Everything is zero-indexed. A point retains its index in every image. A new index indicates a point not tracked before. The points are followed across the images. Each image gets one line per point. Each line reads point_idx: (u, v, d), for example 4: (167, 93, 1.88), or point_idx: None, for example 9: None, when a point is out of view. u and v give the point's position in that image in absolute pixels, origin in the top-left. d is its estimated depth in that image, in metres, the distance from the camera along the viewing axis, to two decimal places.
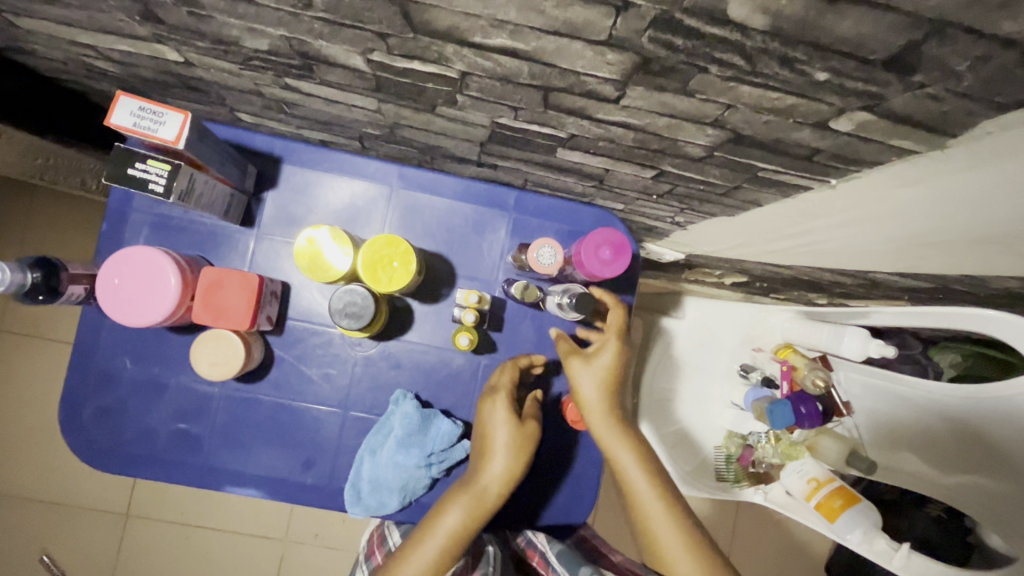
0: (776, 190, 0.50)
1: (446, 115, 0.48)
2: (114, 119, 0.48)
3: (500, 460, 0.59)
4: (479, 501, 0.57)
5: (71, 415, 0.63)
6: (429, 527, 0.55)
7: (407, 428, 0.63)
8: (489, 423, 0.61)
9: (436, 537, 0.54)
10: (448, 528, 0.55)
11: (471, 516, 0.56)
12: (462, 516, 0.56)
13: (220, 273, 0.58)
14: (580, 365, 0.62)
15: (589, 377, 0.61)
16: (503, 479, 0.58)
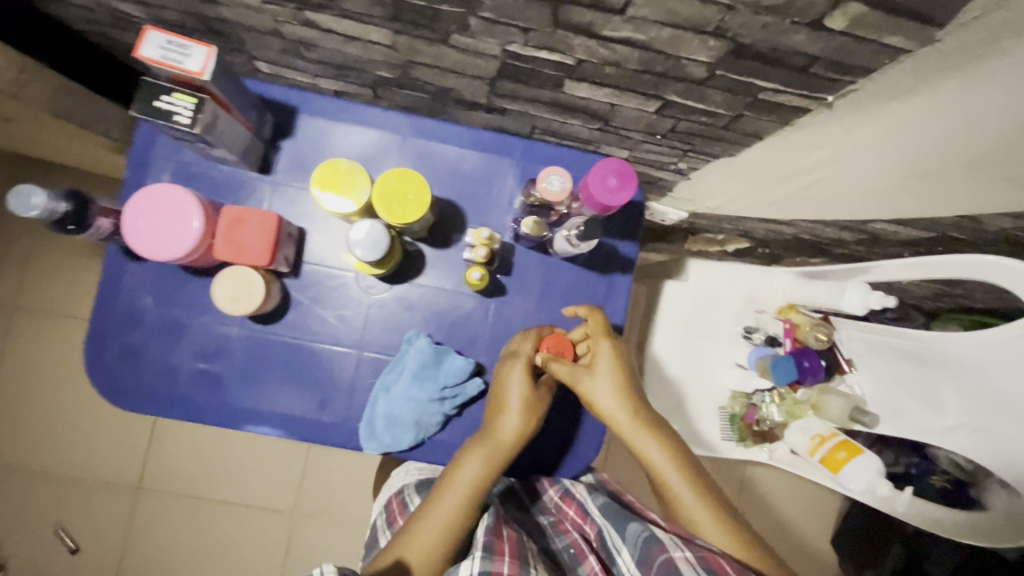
0: (776, 116, 0.52)
1: (460, 46, 0.51)
2: (142, 52, 0.50)
3: (514, 415, 0.63)
4: (496, 453, 0.61)
5: (96, 356, 0.65)
6: (451, 476, 0.60)
7: (421, 362, 0.66)
8: (505, 382, 0.64)
9: (457, 486, 0.59)
10: (468, 478, 0.59)
11: (488, 466, 0.61)
12: (481, 465, 0.60)
13: (243, 211, 0.61)
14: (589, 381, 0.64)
15: (601, 388, 0.64)
16: (515, 434, 0.62)
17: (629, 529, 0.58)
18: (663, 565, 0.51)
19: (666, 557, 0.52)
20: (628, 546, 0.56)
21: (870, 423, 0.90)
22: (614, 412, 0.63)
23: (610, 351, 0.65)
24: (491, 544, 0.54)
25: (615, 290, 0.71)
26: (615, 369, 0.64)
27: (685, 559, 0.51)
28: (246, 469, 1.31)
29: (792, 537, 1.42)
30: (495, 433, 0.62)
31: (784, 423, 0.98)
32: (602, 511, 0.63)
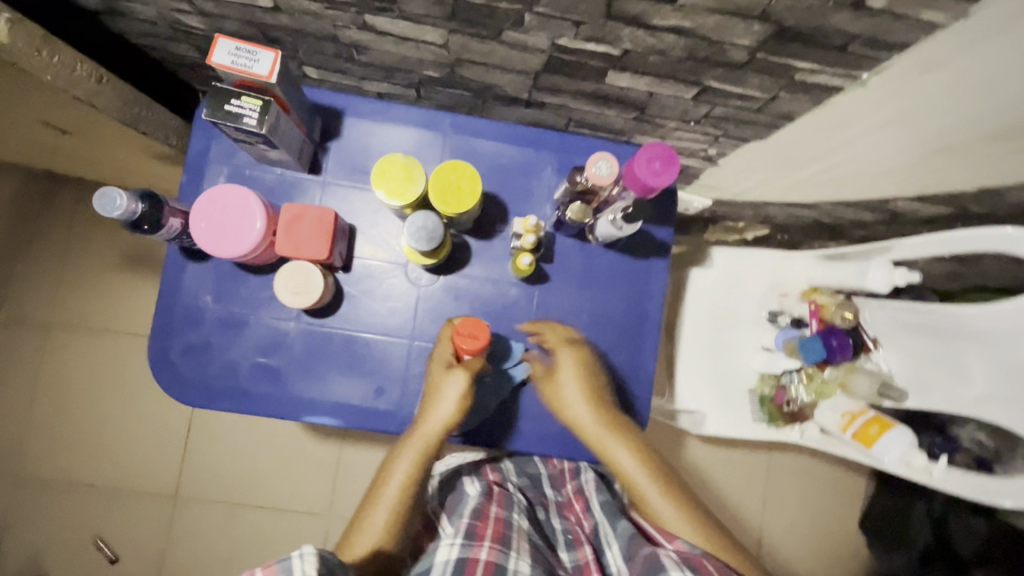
0: (810, 96, 0.55)
1: (511, 42, 0.54)
2: (214, 59, 0.53)
3: (439, 411, 0.63)
4: (424, 450, 0.63)
5: (160, 354, 0.68)
6: (387, 476, 0.63)
7: None
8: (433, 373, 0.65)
9: (393, 483, 0.63)
10: (400, 478, 0.63)
11: (419, 460, 0.63)
12: (410, 463, 0.63)
13: (301, 207, 0.64)
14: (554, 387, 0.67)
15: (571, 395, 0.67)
16: (440, 425, 0.63)
17: (621, 527, 0.63)
18: (646, 557, 0.55)
19: (649, 552, 0.55)
20: (616, 541, 0.62)
21: (900, 397, 0.91)
22: (579, 414, 0.66)
23: (574, 362, 0.68)
24: (472, 529, 0.60)
25: (653, 274, 0.74)
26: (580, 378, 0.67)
27: (668, 556, 0.54)
28: (281, 472, 1.32)
29: (820, 521, 1.42)
30: (420, 430, 0.63)
31: (812, 402, 1.00)
32: (600, 509, 0.68)
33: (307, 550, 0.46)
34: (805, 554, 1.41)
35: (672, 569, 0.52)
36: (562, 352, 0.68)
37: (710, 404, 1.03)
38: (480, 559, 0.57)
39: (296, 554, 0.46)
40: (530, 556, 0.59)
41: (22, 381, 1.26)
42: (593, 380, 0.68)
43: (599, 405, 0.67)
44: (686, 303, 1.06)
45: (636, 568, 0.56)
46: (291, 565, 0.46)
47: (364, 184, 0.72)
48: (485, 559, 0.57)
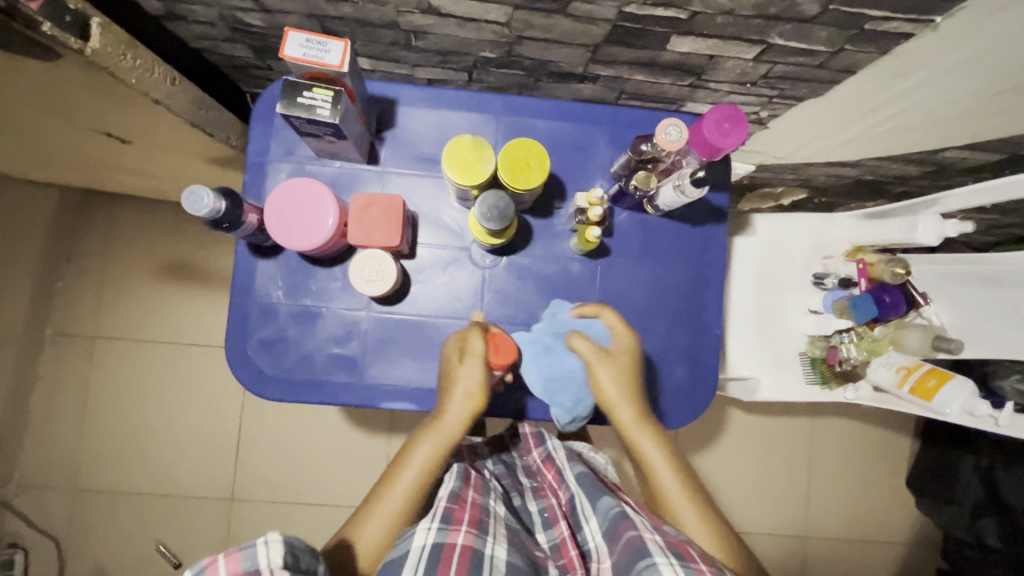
0: (875, 45, 0.55)
1: (576, 14, 0.54)
2: (287, 52, 0.54)
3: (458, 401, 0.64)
4: (445, 440, 0.63)
5: (239, 351, 0.70)
6: (404, 463, 0.63)
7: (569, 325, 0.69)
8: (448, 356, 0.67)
9: (406, 477, 0.63)
10: (418, 466, 0.63)
11: (437, 455, 0.63)
12: (430, 452, 0.63)
13: (369, 196, 0.65)
14: (600, 368, 0.65)
15: (612, 382, 0.65)
16: (461, 419, 0.64)
17: (601, 504, 0.61)
18: (630, 540, 0.53)
19: (635, 534, 0.53)
20: (596, 518, 0.60)
21: (957, 349, 0.90)
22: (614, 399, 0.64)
23: (616, 362, 0.65)
24: (450, 514, 0.57)
25: (712, 241, 0.75)
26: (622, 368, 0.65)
27: (654, 540, 0.53)
28: (333, 468, 1.34)
29: (866, 482, 1.43)
30: (443, 418, 0.64)
31: (864, 361, 1.00)
32: (576, 480, 0.67)
33: (271, 537, 0.43)
34: (853, 516, 1.42)
35: (657, 554, 0.50)
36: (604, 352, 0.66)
37: (761, 369, 1.04)
38: (458, 544, 0.53)
39: (260, 541, 0.43)
40: (507, 540, 0.56)
41: (77, 396, 1.28)
42: (635, 374, 0.66)
43: (635, 397, 0.65)
44: (730, 271, 1.06)
45: (621, 551, 0.53)
46: (255, 553, 0.43)
47: (423, 171, 0.73)
48: (461, 543, 0.53)
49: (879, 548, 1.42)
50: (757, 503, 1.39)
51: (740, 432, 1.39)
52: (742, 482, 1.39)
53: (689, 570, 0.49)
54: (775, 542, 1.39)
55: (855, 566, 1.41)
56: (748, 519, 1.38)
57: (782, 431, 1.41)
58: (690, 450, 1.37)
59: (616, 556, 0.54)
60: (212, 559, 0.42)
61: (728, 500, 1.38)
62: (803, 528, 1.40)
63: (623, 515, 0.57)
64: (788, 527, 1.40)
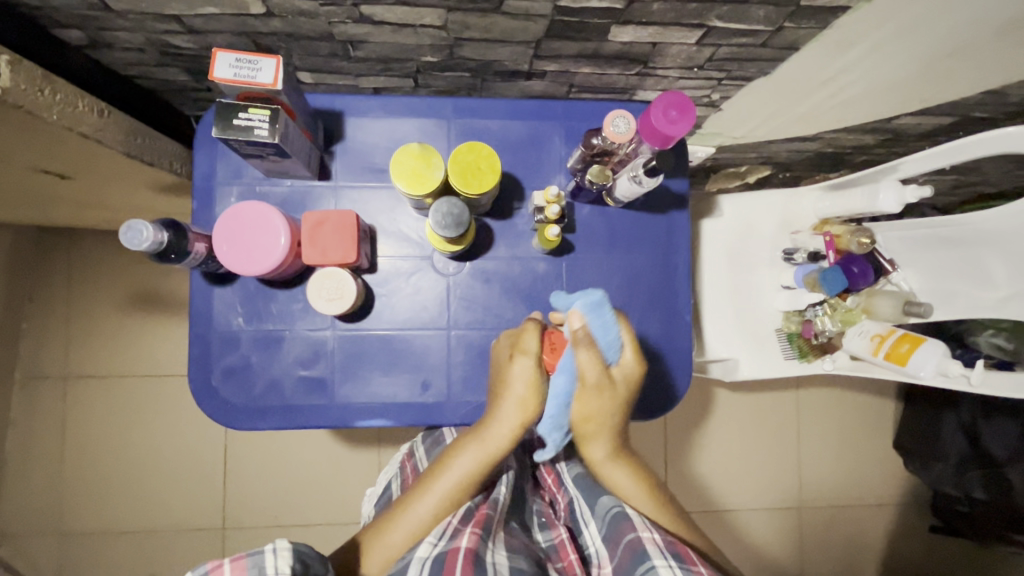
0: (815, 21, 0.55)
1: (512, 11, 0.53)
2: (217, 74, 0.52)
3: (511, 410, 0.62)
4: (490, 449, 0.62)
5: (204, 383, 0.68)
6: (444, 470, 0.62)
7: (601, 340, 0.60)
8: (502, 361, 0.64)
9: (441, 487, 0.61)
10: (456, 477, 0.62)
11: (479, 465, 0.62)
12: (470, 466, 0.62)
13: (322, 213, 0.63)
14: (593, 396, 0.61)
15: (597, 407, 0.62)
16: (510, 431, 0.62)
17: (600, 506, 0.63)
18: (630, 543, 0.56)
19: (635, 537, 0.56)
20: (594, 521, 0.63)
21: (926, 312, 0.92)
22: (589, 425, 0.63)
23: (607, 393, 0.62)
24: (456, 529, 0.58)
25: (676, 227, 0.75)
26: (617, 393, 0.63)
27: (653, 540, 0.55)
28: (323, 486, 1.32)
29: (855, 449, 1.45)
30: (492, 427, 0.62)
31: (840, 332, 1.00)
32: (574, 484, 0.70)
33: (279, 544, 0.48)
34: (844, 481, 1.44)
35: (656, 558, 0.53)
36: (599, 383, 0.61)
37: (739, 348, 1.04)
38: (461, 547, 0.54)
39: (269, 549, 0.48)
40: (510, 545, 0.58)
41: (53, 438, 1.25)
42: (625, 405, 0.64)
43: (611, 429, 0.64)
44: (701, 254, 1.06)
45: (621, 554, 0.56)
46: (263, 559, 0.48)
47: (377, 183, 0.71)
48: (465, 547, 0.54)
49: (873, 512, 1.44)
50: (751, 479, 1.40)
51: (729, 411, 1.40)
52: (734, 459, 1.40)
53: (688, 571, 0.52)
54: (772, 515, 1.40)
55: (851, 530, 1.43)
56: (744, 496, 1.39)
57: (769, 406, 1.42)
58: (682, 434, 1.38)
59: (619, 558, 0.56)
60: (222, 561, 0.48)
61: (723, 479, 1.39)
62: (798, 500, 1.42)
63: (624, 515, 0.59)
64: (783, 500, 1.41)
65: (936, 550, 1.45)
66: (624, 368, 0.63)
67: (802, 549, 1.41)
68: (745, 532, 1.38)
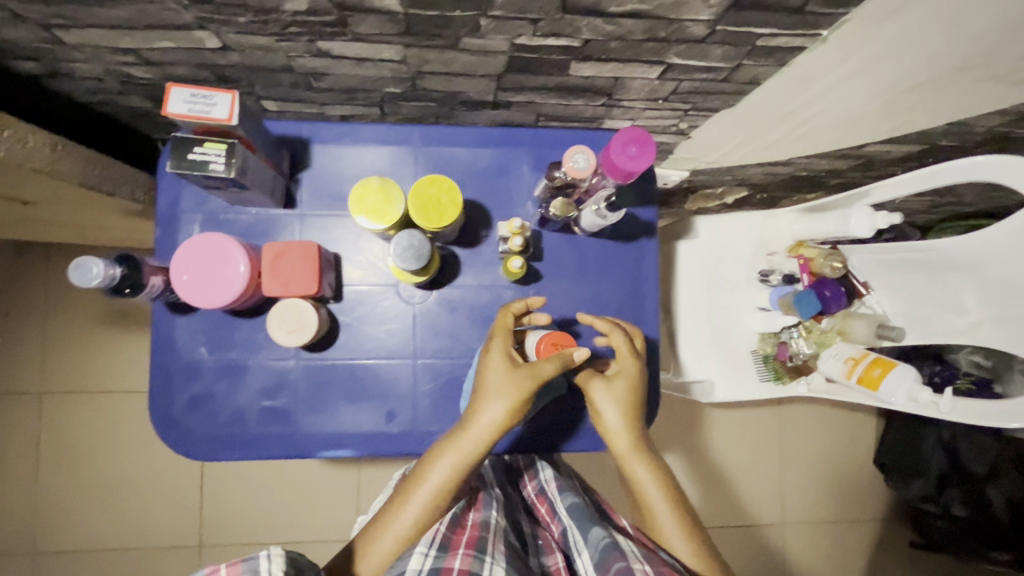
0: (773, 59, 0.55)
1: (469, 48, 0.53)
2: (171, 109, 0.52)
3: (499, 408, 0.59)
4: (469, 452, 0.60)
5: (164, 414, 0.67)
6: (423, 475, 0.60)
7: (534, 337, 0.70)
8: (485, 370, 0.61)
9: (421, 491, 0.60)
10: (435, 483, 0.60)
11: (455, 470, 0.60)
12: (447, 471, 0.60)
13: (282, 244, 0.62)
14: (600, 391, 0.65)
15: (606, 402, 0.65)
16: (489, 427, 0.59)
17: (591, 535, 0.59)
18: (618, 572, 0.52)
19: (624, 565, 0.53)
20: (587, 550, 0.58)
21: (897, 336, 0.91)
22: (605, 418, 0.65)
23: (606, 389, 0.65)
24: (446, 540, 0.56)
25: (645, 255, 0.75)
26: (620, 391, 0.65)
27: (644, 571, 0.53)
28: (303, 503, 1.31)
29: (836, 465, 1.45)
30: (472, 429, 0.60)
31: (815, 354, 0.99)
32: (568, 512, 0.65)
33: (272, 550, 0.46)
34: (825, 497, 1.44)
35: None
36: (598, 385, 0.66)
37: (716, 369, 1.04)
38: (454, 568, 0.52)
39: (263, 554, 0.46)
40: (510, 559, 0.54)
41: (25, 456, 1.23)
42: (636, 403, 0.66)
43: (637, 434, 0.65)
44: (677, 274, 1.06)
45: None
46: (257, 564, 0.46)
47: (343, 212, 0.71)
48: (459, 568, 0.51)
49: (853, 528, 1.44)
50: (732, 496, 1.40)
51: (710, 427, 1.40)
52: (716, 477, 1.39)
53: None
54: (754, 532, 1.40)
55: (832, 546, 1.43)
56: (725, 513, 1.39)
57: (751, 422, 1.42)
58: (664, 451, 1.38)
59: None
60: (216, 566, 0.45)
61: (706, 496, 1.38)
62: (779, 515, 1.42)
63: (614, 546, 0.56)
64: (764, 515, 1.41)
65: (918, 566, 1.45)
66: (624, 370, 0.66)
67: (783, 567, 1.40)
68: (727, 548, 1.38)
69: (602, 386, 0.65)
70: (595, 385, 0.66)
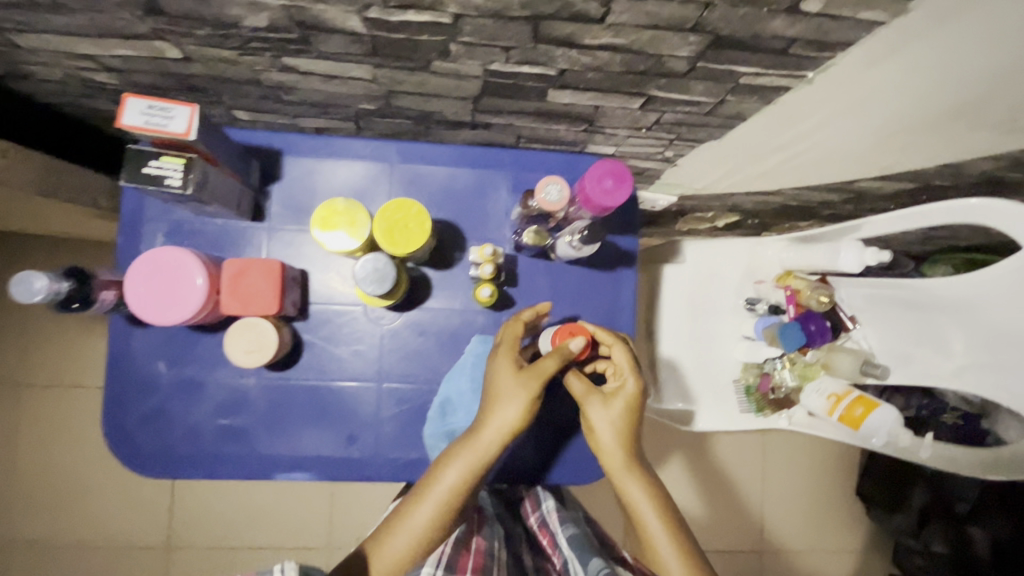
0: (758, 97, 0.53)
1: (441, 71, 0.51)
2: (126, 120, 0.50)
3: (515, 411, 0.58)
4: (484, 455, 0.57)
5: (116, 427, 0.65)
6: (436, 476, 0.57)
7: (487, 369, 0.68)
8: (499, 372, 0.60)
9: (434, 493, 0.57)
10: (449, 483, 0.57)
11: (470, 473, 0.57)
12: (461, 470, 0.57)
13: (243, 262, 0.60)
14: (597, 409, 0.63)
15: (603, 419, 0.63)
16: (501, 430, 0.58)
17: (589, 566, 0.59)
18: None
19: None
20: None
21: (882, 374, 0.90)
22: (602, 435, 0.63)
23: (602, 406, 0.63)
24: None
25: (623, 285, 0.72)
26: (615, 409, 0.63)
27: None
28: (274, 509, 1.29)
29: (818, 495, 1.43)
30: (485, 431, 0.58)
31: (798, 387, 0.97)
32: (568, 543, 0.65)
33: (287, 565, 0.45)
34: (806, 526, 1.42)
35: None
36: (593, 403, 0.63)
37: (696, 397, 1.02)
38: None
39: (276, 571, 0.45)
40: None
41: None
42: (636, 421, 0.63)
43: (631, 457, 0.63)
44: (662, 298, 1.04)
45: None
46: None
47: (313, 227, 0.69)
48: None
49: (832, 559, 1.42)
50: (711, 521, 1.38)
51: (693, 450, 1.38)
52: (696, 501, 1.37)
53: None
54: (731, 559, 1.38)
55: None
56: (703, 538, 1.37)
57: (733, 447, 1.40)
58: None
59: None
60: None
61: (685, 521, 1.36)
62: (758, 543, 1.40)
63: None
64: (742, 542, 1.39)
65: None
66: (624, 390, 0.63)
67: None
68: None
69: (597, 403, 0.63)
70: (591, 401, 0.63)
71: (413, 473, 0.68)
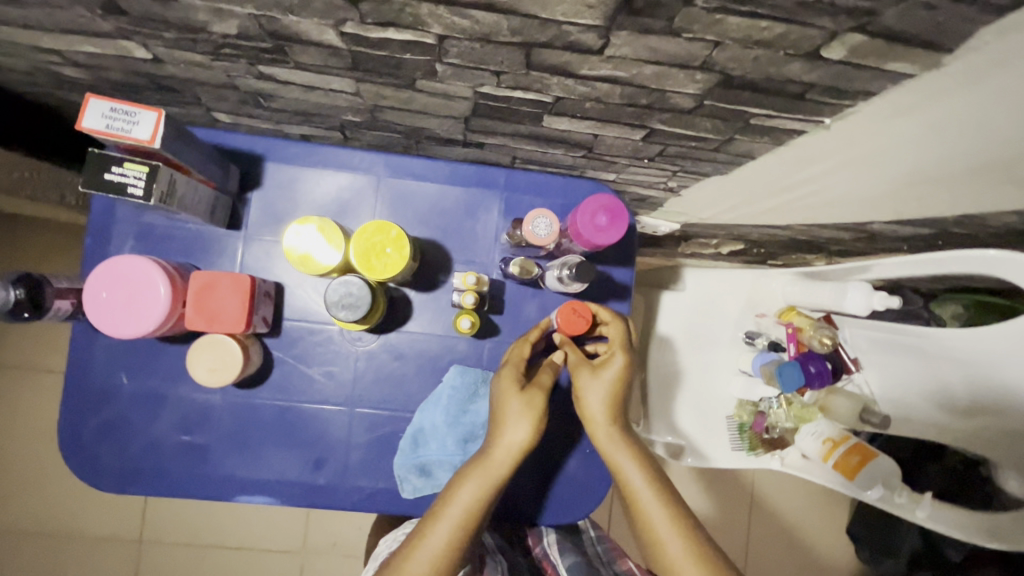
0: (770, 138, 0.49)
1: (428, 90, 0.47)
2: (86, 123, 0.46)
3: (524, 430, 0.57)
4: (497, 475, 0.54)
5: (72, 437, 0.62)
6: (450, 496, 0.53)
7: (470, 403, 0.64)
8: (503, 394, 0.58)
9: (450, 512, 0.52)
10: (465, 501, 0.53)
11: (486, 492, 0.54)
12: (475, 492, 0.53)
13: (211, 275, 0.56)
14: (587, 378, 0.61)
15: (592, 389, 0.61)
16: (512, 450, 0.56)
17: None
18: None
19: None
20: None
21: (880, 422, 0.88)
22: (592, 407, 0.61)
23: (591, 373, 0.61)
24: None
25: None
26: (607, 376, 0.61)
27: None
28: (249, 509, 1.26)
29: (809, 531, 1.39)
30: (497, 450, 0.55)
31: (794, 428, 0.93)
32: None
33: None
34: None
35: None
36: (585, 372, 0.62)
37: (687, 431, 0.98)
38: None
39: None
40: None
41: None
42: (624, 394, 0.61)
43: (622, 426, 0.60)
44: (658, 326, 1.00)
45: None
46: None
47: None
48: None
49: None
50: None
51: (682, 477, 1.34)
52: None
53: None
54: None
55: None
56: None
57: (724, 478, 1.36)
58: None
59: None
60: None
61: None
62: None
63: None
64: None
65: None
66: (613, 364, 0.61)
67: None
68: None
69: (587, 369, 0.62)
70: (582, 371, 0.62)
71: (381, 504, 0.64)
